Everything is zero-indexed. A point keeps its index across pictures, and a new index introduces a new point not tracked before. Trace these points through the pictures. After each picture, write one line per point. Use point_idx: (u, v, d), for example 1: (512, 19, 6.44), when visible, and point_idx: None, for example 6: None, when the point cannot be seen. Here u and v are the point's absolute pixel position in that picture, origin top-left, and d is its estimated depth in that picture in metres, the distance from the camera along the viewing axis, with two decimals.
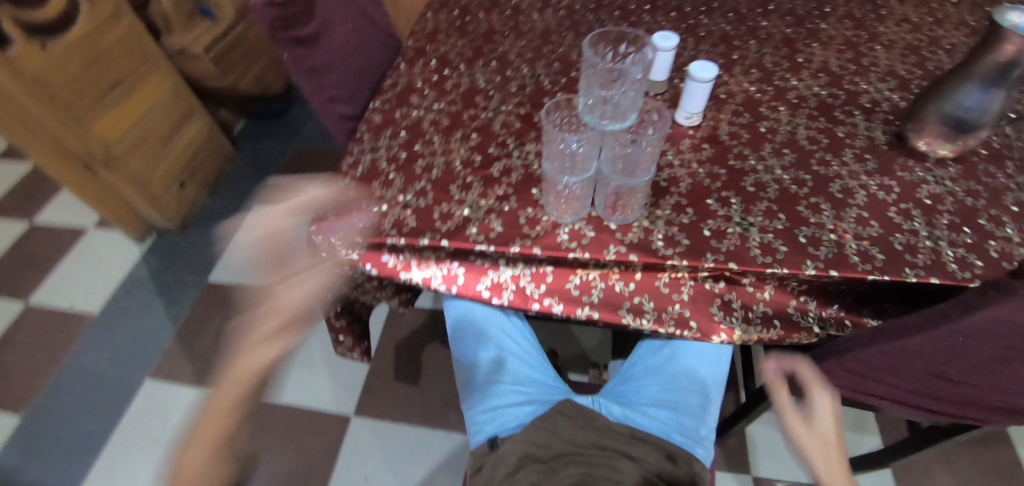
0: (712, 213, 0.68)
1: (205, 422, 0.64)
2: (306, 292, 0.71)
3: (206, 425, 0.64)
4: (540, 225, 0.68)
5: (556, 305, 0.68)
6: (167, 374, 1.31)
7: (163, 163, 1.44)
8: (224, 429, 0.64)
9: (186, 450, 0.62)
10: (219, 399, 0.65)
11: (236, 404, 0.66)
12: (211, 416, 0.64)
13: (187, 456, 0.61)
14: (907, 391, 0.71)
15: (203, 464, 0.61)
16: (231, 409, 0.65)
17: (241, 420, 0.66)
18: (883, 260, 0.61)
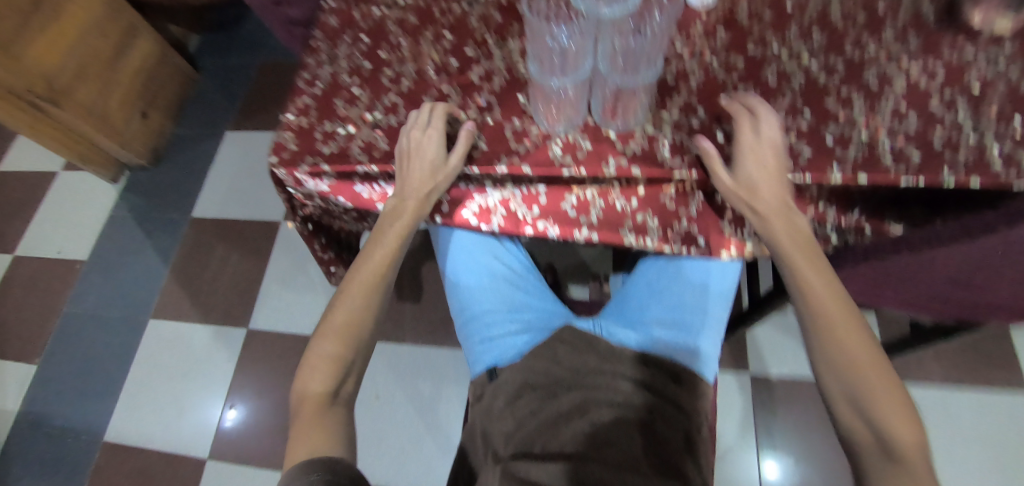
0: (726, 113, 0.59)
1: (325, 347, 0.57)
2: (419, 217, 0.62)
3: (324, 348, 0.57)
4: (529, 139, 0.60)
5: (551, 229, 0.62)
6: (167, 311, 1.31)
7: (116, 92, 1.31)
8: (341, 352, 0.57)
9: (308, 374, 0.56)
10: (333, 323, 0.58)
11: (355, 331, 0.58)
12: (335, 343, 0.57)
13: (313, 385, 0.55)
14: (923, 296, 0.67)
15: (322, 394, 0.55)
16: (356, 335, 0.58)
17: (357, 346, 0.58)
18: (919, 160, 0.54)
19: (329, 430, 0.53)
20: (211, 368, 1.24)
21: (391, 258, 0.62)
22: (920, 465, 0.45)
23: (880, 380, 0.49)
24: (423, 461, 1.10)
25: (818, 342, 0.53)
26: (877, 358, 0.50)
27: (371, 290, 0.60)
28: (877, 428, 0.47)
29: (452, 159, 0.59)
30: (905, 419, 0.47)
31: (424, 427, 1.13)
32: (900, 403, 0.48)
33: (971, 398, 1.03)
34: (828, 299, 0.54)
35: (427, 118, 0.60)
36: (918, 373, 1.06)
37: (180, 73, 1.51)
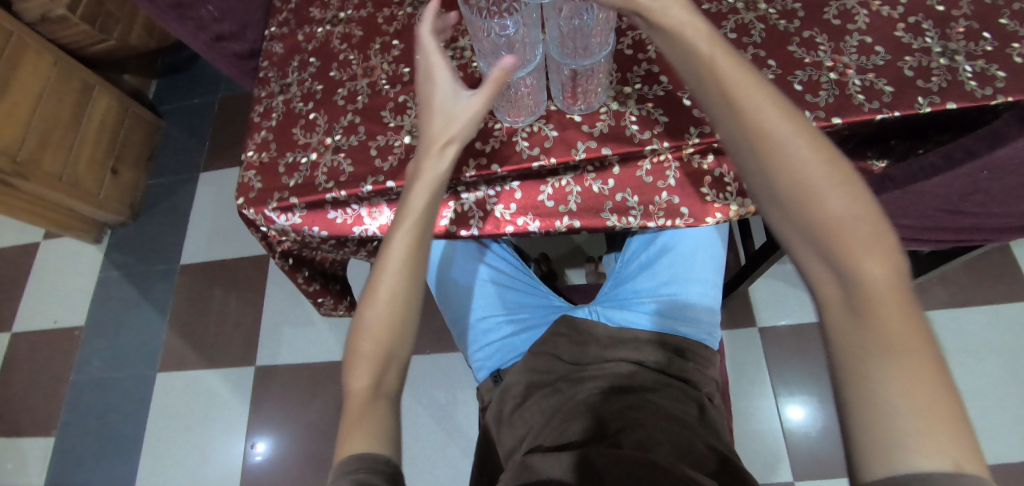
0: None
1: (362, 341, 0.48)
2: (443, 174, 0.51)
3: (363, 344, 0.48)
4: (494, 138, 0.58)
5: (532, 223, 0.60)
6: (173, 362, 1.30)
7: (82, 154, 1.29)
8: (381, 348, 0.48)
9: (352, 369, 0.48)
10: (369, 314, 0.48)
11: (400, 325, 0.48)
12: (374, 336, 0.48)
13: (358, 380, 0.47)
14: (916, 229, 0.65)
15: (367, 390, 0.47)
16: (399, 331, 0.48)
17: (401, 335, 0.49)
18: (891, 94, 0.52)
19: (376, 427, 0.45)
20: (226, 411, 1.23)
21: (417, 242, 0.49)
22: (891, 304, 0.34)
23: (841, 199, 0.35)
24: (450, 468, 1.09)
25: (754, 159, 0.37)
26: (835, 170, 0.36)
27: (403, 274, 0.49)
28: (837, 269, 0.35)
29: (472, 103, 0.50)
30: (870, 246, 0.35)
31: (446, 434, 1.13)
32: (866, 225, 0.35)
33: (984, 317, 1.02)
34: (764, 105, 0.38)
35: (436, 59, 0.53)
36: (926, 300, 1.05)
37: (144, 122, 1.49)
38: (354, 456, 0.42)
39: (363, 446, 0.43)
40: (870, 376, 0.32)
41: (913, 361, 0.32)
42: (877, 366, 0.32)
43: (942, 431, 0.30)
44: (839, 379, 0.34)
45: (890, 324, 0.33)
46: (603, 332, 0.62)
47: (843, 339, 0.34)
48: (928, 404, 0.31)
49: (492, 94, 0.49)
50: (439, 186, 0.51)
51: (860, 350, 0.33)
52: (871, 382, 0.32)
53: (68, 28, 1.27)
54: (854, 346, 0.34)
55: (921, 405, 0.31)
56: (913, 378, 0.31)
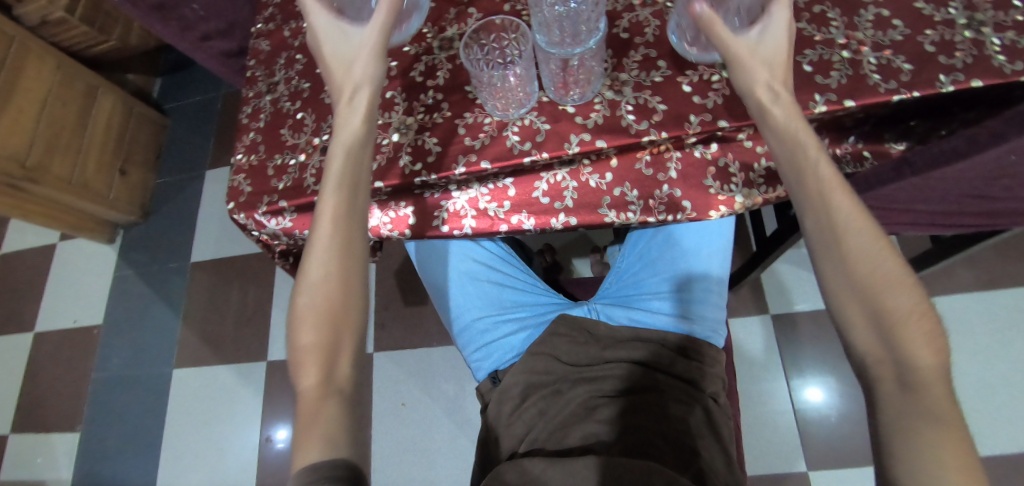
0: (690, 61, 0.53)
1: (301, 334, 0.40)
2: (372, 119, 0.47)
3: (303, 336, 0.40)
4: (483, 133, 0.55)
5: (527, 221, 0.58)
6: (188, 358, 1.33)
7: (90, 156, 1.30)
8: (325, 334, 0.40)
9: (297, 368, 0.40)
10: (302, 299, 0.41)
11: (343, 304, 0.42)
12: (312, 327, 0.41)
13: (306, 380, 0.40)
14: (939, 214, 0.61)
15: (318, 389, 0.40)
16: (339, 311, 0.41)
17: (347, 313, 0.42)
18: (910, 72, 0.48)
19: (333, 431, 0.38)
20: (241, 404, 1.26)
21: (343, 204, 0.43)
22: (940, 394, 0.36)
23: (906, 298, 0.37)
24: (460, 459, 1.10)
25: (831, 237, 0.39)
26: (902, 271, 0.38)
27: (336, 243, 0.42)
28: (894, 366, 0.37)
29: (369, 36, 0.48)
30: (930, 341, 0.37)
31: (455, 426, 1.13)
32: (926, 324, 0.37)
33: (1011, 298, 0.97)
34: (845, 201, 0.40)
35: (315, 19, 0.48)
36: (950, 283, 1.00)
37: (149, 122, 1.49)
38: (310, 469, 0.36)
39: (322, 457, 0.37)
40: (921, 465, 0.35)
41: (959, 454, 0.35)
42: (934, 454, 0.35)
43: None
44: (894, 459, 0.36)
45: (940, 416, 0.36)
46: (604, 330, 0.59)
47: (898, 429, 0.36)
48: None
49: (384, 22, 0.48)
50: (360, 145, 0.46)
51: (914, 438, 0.35)
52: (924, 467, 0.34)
53: (69, 30, 1.27)
54: (910, 433, 0.36)
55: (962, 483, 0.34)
56: (965, 477, 0.34)
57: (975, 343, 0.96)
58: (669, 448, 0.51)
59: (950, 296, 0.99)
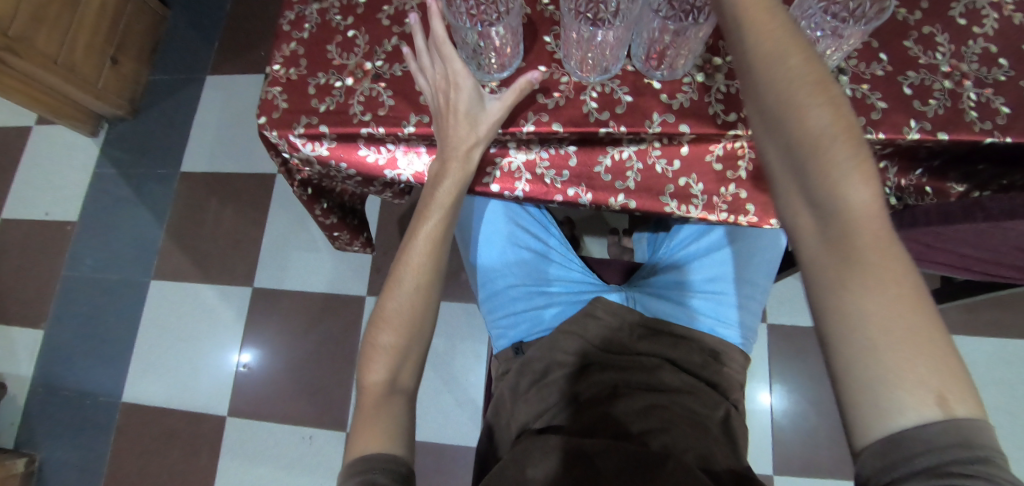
0: None
1: (381, 336, 0.50)
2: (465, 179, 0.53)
3: (382, 338, 0.50)
4: (558, 92, 0.51)
5: (584, 195, 0.55)
6: (168, 271, 1.27)
7: (81, 36, 1.17)
8: (399, 342, 0.50)
9: (368, 363, 0.50)
10: (387, 308, 0.51)
11: (417, 325, 0.51)
12: (391, 331, 0.50)
13: (373, 375, 0.49)
14: (976, 260, 0.62)
15: (383, 385, 0.49)
16: (417, 332, 0.51)
17: (416, 332, 0.51)
18: (1006, 116, 0.47)
19: (391, 424, 0.46)
20: (221, 327, 1.22)
21: (437, 240, 0.53)
22: (872, 230, 0.37)
23: (827, 124, 0.38)
24: (439, 414, 1.11)
25: (756, 88, 0.41)
26: (824, 96, 0.39)
27: (422, 274, 0.52)
28: (822, 219, 0.38)
29: (494, 109, 0.50)
30: (861, 175, 0.37)
31: (439, 381, 1.13)
32: (853, 156, 0.38)
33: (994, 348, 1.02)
34: (773, 42, 0.40)
35: (456, 64, 0.50)
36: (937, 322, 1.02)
37: (150, 11, 1.36)
38: (361, 457, 0.43)
39: (379, 446, 0.44)
40: (856, 316, 0.36)
41: (892, 289, 0.35)
42: (862, 298, 0.36)
43: (930, 359, 0.34)
44: (824, 311, 0.38)
45: (869, 257, 0.36)
46: (640, 319, 0.59)
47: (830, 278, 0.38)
48: (903, 327, 0.35)
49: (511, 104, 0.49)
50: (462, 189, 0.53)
51: (842, 283, 0.37)
52: (852, 316, 0.36)
53: None
54: (839, 281, 0.37)
55: (898, 330, 0.34)
56: (898, 312, 0.35)
57: None
58: (688, 438, 0.49)
59: None
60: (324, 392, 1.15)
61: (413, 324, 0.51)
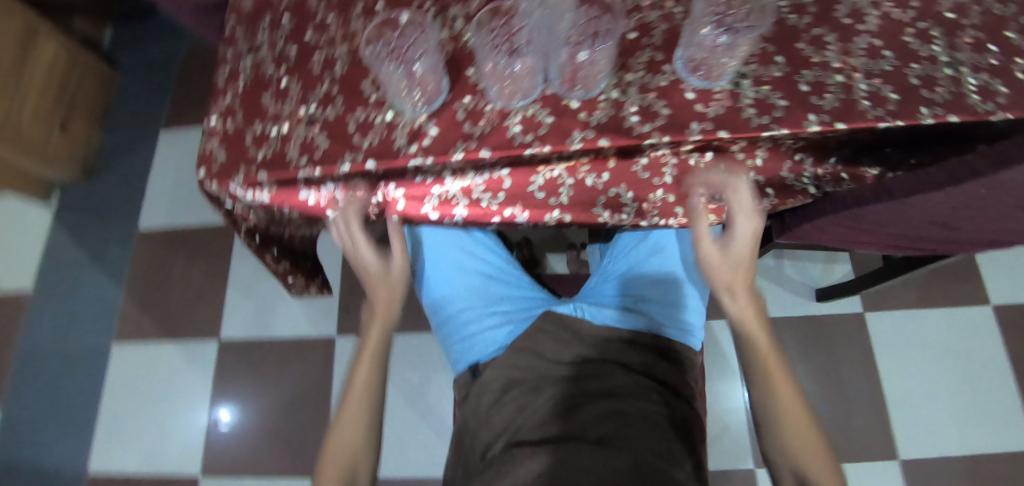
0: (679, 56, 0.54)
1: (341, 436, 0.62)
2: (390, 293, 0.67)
3: (343, 434, 0.62)
4: (484, 120, 0.53)
5: (520, 214, 0.59)
6: (130, 331, 1.24)
7: (27, 103, 1.16)
8: (358, 437, 0.62)
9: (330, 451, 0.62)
10: (346, 412, 0.63)
11: (364, 416, 0.62)
12: (349, 429, 0.62)
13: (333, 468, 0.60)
14: (902, 238, 0.66)
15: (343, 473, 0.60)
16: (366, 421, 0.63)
17: (371, 423, 0.63)
18: (897, 101, 0.50)
19: None
20: (188, 384, 1.19)
21: (376, 352, 0.65)
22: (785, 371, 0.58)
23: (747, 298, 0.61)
24: (419, 449, 1.09)
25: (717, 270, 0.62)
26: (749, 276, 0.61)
27: (368, 380, 0.64)
28: (746, 322, 0.61)
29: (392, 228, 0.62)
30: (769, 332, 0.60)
31: (416, 415, 1.12)
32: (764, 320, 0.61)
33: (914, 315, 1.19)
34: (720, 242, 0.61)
35: (406, 223, 0.61)
36: (888, 300, 1.21)
37: (98, 74, 1.37)
38: None
39: None
40: (784, 424, 0.56)
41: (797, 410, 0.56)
42: (786, 412, 0.56)
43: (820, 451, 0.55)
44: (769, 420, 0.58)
45: (783, 390, 0.57)
46: (590, 329, 0.61)
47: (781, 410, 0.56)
48: (808, 435, 0.55)
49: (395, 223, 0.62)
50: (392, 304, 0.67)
51: (781, 404, 0.57)
52: (782, 426, 0.56)
53: None
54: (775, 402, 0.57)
55: (803, 435, 0.55)
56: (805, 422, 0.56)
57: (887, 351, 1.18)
58: (646, 437, 0.51)
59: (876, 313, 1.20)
60: (300, 440, 1.13)
61: (366, 418, 0.62)
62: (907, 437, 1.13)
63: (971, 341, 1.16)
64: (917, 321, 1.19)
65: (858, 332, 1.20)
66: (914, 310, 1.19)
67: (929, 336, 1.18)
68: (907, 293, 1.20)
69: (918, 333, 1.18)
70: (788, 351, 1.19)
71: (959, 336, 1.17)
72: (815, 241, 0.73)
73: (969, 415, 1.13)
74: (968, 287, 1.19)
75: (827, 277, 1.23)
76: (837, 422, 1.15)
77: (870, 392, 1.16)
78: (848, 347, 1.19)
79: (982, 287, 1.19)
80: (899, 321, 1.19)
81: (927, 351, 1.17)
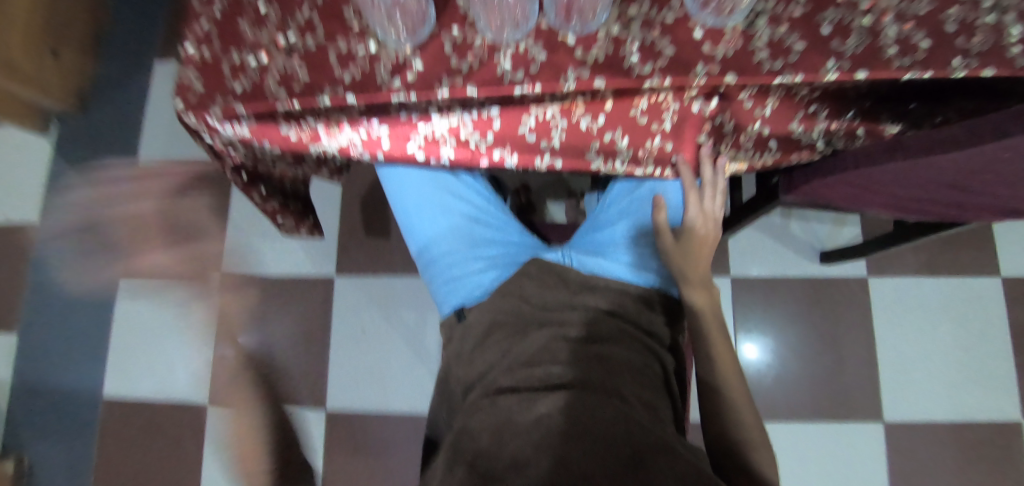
0: None
1: None
2: None
3: None
4: (472, 54, 0.49)
5: (509, 157, 0.56)
6: (136, 265, 1.26)
7: (14, 30, 1.08)
8: None
9: None
10: None
11: None
12: None
13: None
14: (913, 202, 0.63)
15: None
16: None
17: None
18: (926, 51, 0.45)
19: None
20: (194, 317, 1.22)
21: None
22: (719, 334, 0.58)
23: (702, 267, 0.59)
24: (417, 386, 1.14)
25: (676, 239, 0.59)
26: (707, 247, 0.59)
27: None
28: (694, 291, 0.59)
29: None
30: (710, 299, 0.60)
31: (413, 355, 1.15)
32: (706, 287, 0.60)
33: (918, 283, 1.18)
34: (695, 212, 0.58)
35: None
36: (896, 265, 1.18)
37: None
38: None
39: None
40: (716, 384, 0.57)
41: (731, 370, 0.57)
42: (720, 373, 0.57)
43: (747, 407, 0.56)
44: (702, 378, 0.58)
45: (719, 350, 0.57)
46: (575, 275, 0.60)
47: (736, 398, 0.55)
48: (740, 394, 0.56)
49: None
50: None
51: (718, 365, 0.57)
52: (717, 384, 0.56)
53: None
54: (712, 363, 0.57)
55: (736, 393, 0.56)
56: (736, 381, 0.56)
57: (886, 317, 1.17)
58: (642, 388, 0.53)
59: (880, 278, 1.18)
60: (302, 375, 1.17)
61: None
62: (893, 400, 1.15)
63: (971, 310, 1.16)
64: (921, 287, 1.17)
65: (860, 295, 1.18)
66: (919, 277, 1.18)
67: (930, 302, 1.17)
68: (915, 259, 1.18)
69: (920, 299, 1.17)
70: (784, 311, 1.19)
71: (959, 305, 1.16)
72: (820, 199, 0.70)
73: (959, 380, 1.14)
74: (977, 256, 1.17)
75: (833, 237, 1.19)
76: (828, 383, 1.16)
77: (863, 354, 1.16)
78: (849, 309, 1.18)
79: (992, 256, 1.16)
80: (903, 286, 1.18)
81: (925, 317, 1.17)
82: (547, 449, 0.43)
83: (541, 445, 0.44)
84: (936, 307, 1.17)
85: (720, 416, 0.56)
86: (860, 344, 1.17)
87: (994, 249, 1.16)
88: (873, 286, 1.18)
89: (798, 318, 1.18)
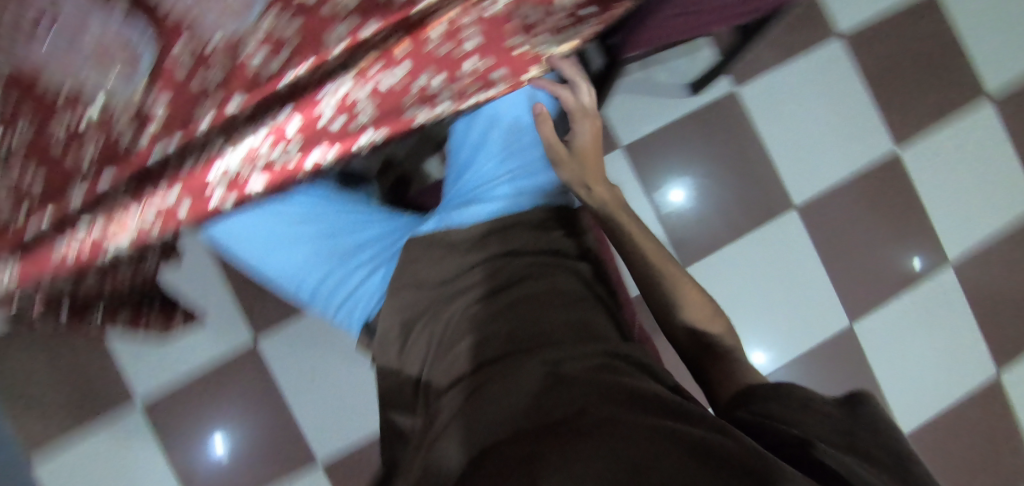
0: None
1: None
2: None
3: None
4: (211, 63, 0.39)
5: (328, 153, 0.49)
6: (31, 445, 1.07)
7: None
8: None
9: None
10: None
11: None
12: None
13: None
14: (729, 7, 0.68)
15: None
16: None
17: None
18: None
19: None
20: (136, 455, 1.09)
21: None
22: (642, 236, 0.61)
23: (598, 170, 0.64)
24: None
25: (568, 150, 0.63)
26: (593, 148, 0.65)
27: None
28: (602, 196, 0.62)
29: None
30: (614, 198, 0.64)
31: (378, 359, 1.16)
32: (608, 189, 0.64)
33: (774, 75, 1.27)
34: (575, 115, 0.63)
35: None
36: (751, 68, 1.27)
37: None
38: None
39: None
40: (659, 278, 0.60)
41: (664, 261, 0.60)
42: (659, 269, 0.60)
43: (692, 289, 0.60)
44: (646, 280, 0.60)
45: (649, 251, 0.60)
46: (461, 235, 0.56)
47: (680, 287, 0.59)
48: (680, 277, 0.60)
49: None
50: None
51: (653, 260, 0.60)
52: (660, 278, 0.60)
53: None
54: (650, 258, 0.60)
55: (678, 281, 0.60)
56: (673, 271, 0.60)
57: (762, 117, 1.27)
58: (561, 313, 0.51)
59: (745, 85, 1.27)
60: (288, 445, 1.12)
61: None
62: (794, 184, 1.28)
63: (820, 78, 1.28)
64: (778, 77, 1.27)
65: (735, 109, 1.26)
66: (773, 68, 1.27)
67: (789, 87, 1.28)
68: (764, 55, 1.27)
69: (780, 86, 1.27)
70: (683, 155, 1.24)
71: (810, 78, 1.28)
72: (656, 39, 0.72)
73: (833, 141, 1.29)
74: (806, 29, 1.28)
75: (692, 67, 1.23)
76: (741, 197, 1.27)
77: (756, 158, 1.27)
78: (731, 125, 1.26)
79: (816, 25, 1.28)
80: (765, 84, 1.27)
81: (790, 102, 1.28)
82: (494, 433, 0.41)
83: (490, 431, 0.42)
84: (795, 89, 1.28)
85: (673, 312, 0.59)
86: (751, 151, 1.27)
87: (815, 17, 1.28)
88: (742, 95, 1.26)
89: (696, 155, 1.25)
